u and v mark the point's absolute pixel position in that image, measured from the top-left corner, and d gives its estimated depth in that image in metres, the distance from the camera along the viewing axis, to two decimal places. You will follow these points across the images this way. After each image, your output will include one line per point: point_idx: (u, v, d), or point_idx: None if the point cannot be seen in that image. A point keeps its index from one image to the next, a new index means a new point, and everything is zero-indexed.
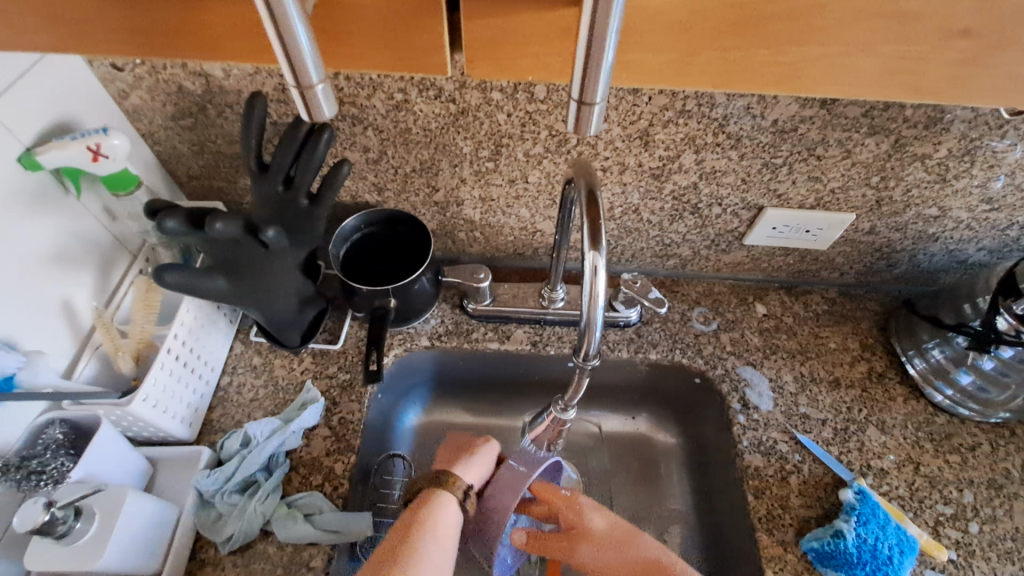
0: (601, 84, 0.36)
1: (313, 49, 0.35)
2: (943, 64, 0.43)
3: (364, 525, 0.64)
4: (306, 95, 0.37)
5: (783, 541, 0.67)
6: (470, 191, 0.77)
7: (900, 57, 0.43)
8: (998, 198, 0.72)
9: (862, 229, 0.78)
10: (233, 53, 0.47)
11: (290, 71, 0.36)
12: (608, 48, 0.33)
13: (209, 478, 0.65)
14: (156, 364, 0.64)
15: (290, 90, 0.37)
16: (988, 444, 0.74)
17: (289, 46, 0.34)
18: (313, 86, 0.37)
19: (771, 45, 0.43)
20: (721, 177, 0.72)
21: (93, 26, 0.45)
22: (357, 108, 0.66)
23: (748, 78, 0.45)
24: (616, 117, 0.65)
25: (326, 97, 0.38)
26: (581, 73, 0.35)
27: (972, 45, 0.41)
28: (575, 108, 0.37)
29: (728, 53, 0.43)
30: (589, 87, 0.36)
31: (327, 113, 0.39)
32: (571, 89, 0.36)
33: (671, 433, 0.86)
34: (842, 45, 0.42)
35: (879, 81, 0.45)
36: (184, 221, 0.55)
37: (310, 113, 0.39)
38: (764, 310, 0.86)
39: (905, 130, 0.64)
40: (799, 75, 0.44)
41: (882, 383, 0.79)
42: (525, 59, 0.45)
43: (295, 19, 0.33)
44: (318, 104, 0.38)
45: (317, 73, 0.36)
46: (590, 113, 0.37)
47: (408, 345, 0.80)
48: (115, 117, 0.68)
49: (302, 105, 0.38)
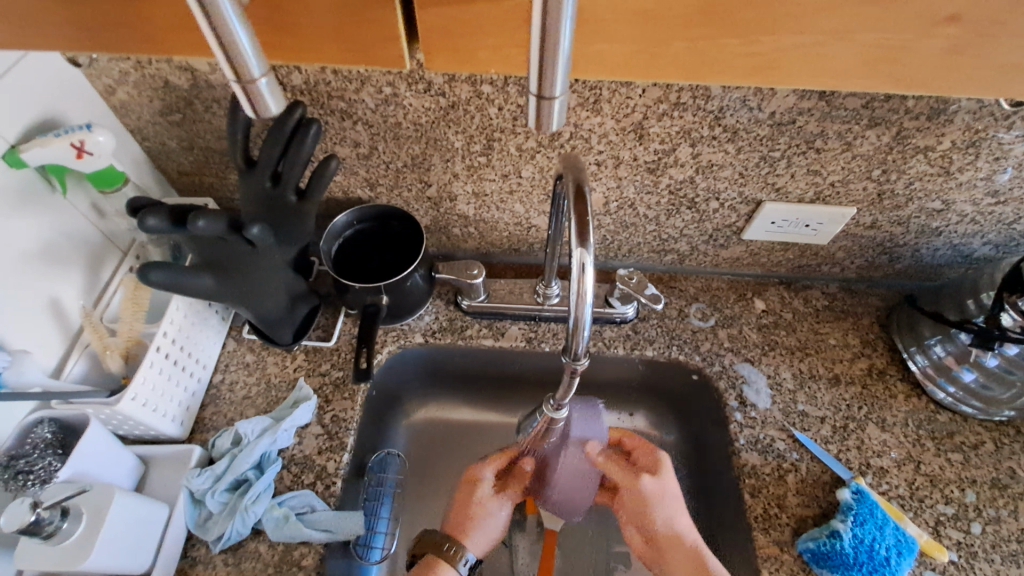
0: (560, 78, 0.34)
1: (251, 41, 0.34)
2: (937, 53, 0.41)
3: (355, 523, 0.64)
4: (248, 90, 0.36)
5: (780, 541, 0.66)
6: (463, 185, 0.76)
7: (891, 44, 0.41)
8: (1003, 191, 0.70)
9: (864, 223, 0.77)
10: (186, 48, 0.46)
11: (229, 66, 0.34)
12: (563, 39, 0.32)
13: (200, 476, 0.64)
14: (145, 363, 0.63)
15: (232, 84, 0.36)
16: (992, 443, 0.73)
17: (228, 43, 0.33)
18: (256, 81, 0.35)
19: (756, 33, 0.41)
20: (718, 171, 0.71)
21: (44, 20, 0.44)
22: (346, 102, 0.65)
23: (726, 68, 0.44)
24: (609, 110, 0.64)
25: (271, 90, 0.37)
26: (538, 66, 0.34)
27: (965, 31, 0.40)
28: (535, 102, 0.36)
29: (695, 43, 0.42)
30: (547, 80, 0.34)
31: (272, 108, 0.38)
32: (531, 84, 0.35)
33: (667, 429, 0.86)
34: (833, 31, 0.40)
35: (866, 70, 0.43)
36: (168, 219, 0.54)
37: (255, 108, 0.38)
38: (763, 306, 0.84)
39: (907, 121, 0.62)
40: (787, 63, 0.43)
41: (883, 380, 0.77)
42: (485, 51, 0.44)
43: (231, 15, 0.32)
44: (262, 98, 0.37)
45: (259, 67, 0.35)
46: (551, 106, 0.36)
47: (402, 342, 0.80)
48: (102, 113, 0.67)
49: (247, 101, 0.37)
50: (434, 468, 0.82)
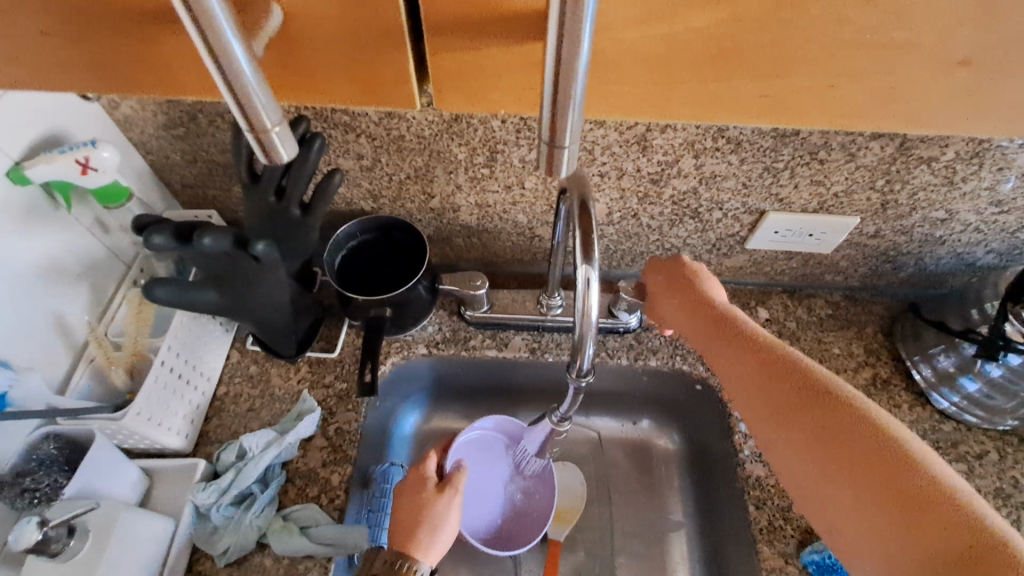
0: (572, 121, 0.35)
1: (261, 88, 0.33)
2: (944, 94, 0.41)
3: (361, 537, 0.64)
4: (261, 139, 0.36)
5: (784, 553, 0.66)
6: (466, 197, 0.76)
7: (895, 89, 0.41)
8: (1008, 201, 0.70)
9: (867, 232, 0.76)
10: (197, 89, 0.46)
11: (241, 115, 0.34)
12: (575, 91, 0.32)
13: (204, 491, 0.64)
14: (149, 377, 0.64)
15: (245, 133, 0.36)
16: (996, 452, 0.73)
17: (241, 93, 0.33)
18: (268, 130, 0.35)
19: (765, 75, 0.41)
20: (722, 181, 0.71)
21: (54, 63, 0.44)
22: (349, 115, 0.65)
23: (737, 108, 0.44)
24: (613, 123, 0.64)
25: (284, 140, 0.36)
26: (550, 111, 0.34)
27: (973, 74, 0.40)
28: (546, 149, 0.37)
29: (709, 84, 0.42)
30: (559, 127, 0.35)
31: (284, 155, 0.37)
32: (542, 132, 0.36)
33: (671, 438, 0.86)
34: (841, 74, 0.40)
35: (870, 108, 0.43)
36: (173, 236, 0.54)
37: (268, 156, 0.37)
38: (766, 315, 0.85)
39: (911, 133, 0.62)
40: (793, 103, 0.43)
41: (887, 389, 0.77)
42: (498, 92, 0.44)
43: (242, 61, 0.32)
44: (274, 146, 0.36)
45: (271, 116, 0.35)
46: (560, 155, 0.37)
47: (406, 353, 0.80)
48: (106, 129, 0.67)
49: (260, 150, 0.37)
50: None
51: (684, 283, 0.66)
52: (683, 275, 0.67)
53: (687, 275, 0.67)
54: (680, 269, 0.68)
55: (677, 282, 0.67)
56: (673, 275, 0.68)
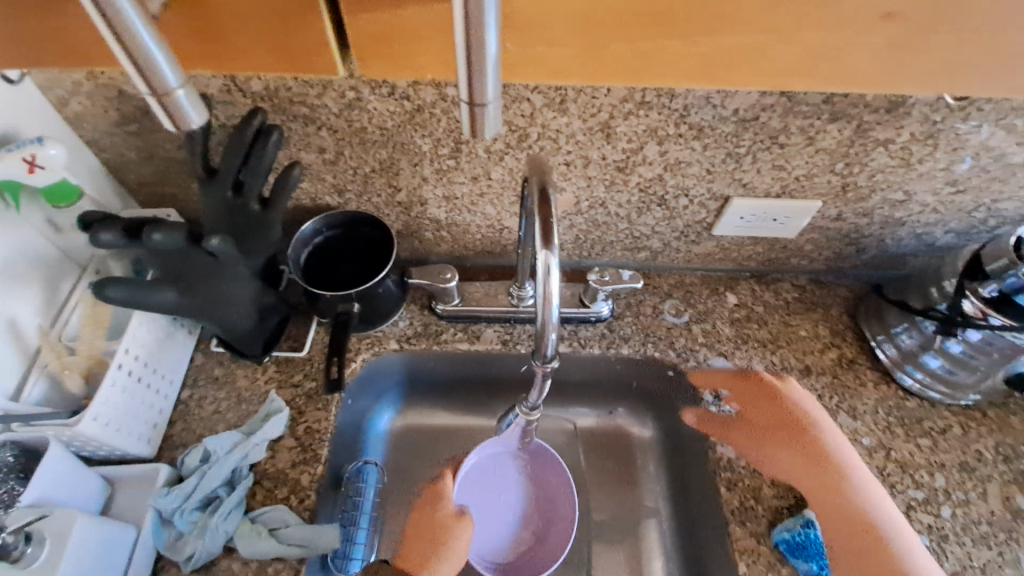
0: (488, 83, 0.36)
1: (164, 54, 0.37)
2: (874, 50, 0.43)
3: (331, 537, 0.63)
4: (164, 102, 0.39)
5: (756, 532, 0.67)
6: (433, 189, 0.75)
7: (826, 46, 0.43)
8: (963, 181, 0.72)
9: (830, 216, 0.78)
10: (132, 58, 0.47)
11: (143, 81, 0.38)
12: (488, 44, 0.34)
13: (167, 496, 0.62)
14: (106, 381, 0.61)
15: (148, 99, 0.39)
16: (959, 427, 0.75)
17: (138, 56, 0.36)
18: (172, 93, 0.39)
19: (690, 34, 0.43)
20: (686, 168, 0.71)
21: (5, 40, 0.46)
22: (308, 107, 0.64)
23: (670, 70, 0.45)
24: (575, 110, 0.64)
25: (190, 102, 0.40)
26: (466, 73, 0.36)
27: (899, 29, 0.42)
28: (467, 110, 0.38)
29: (636, 45, 0.43)
30: (477, 88, 0.37)
31: (192, 119, 0.41)
32: (461, 92, 0.37)
33: (647, 427, 0.86)
34: (769, 31, 0.42)
35: (799, 70, 0.45)
36: (121, 233, 0.52)
37: (176, 123, 0.41)
38: (735, 300, 0.85)
39: (867, 115, 0.64)
40: (721, 67, 0.45)
41: (853, 369, 0.79)
42: (423, 57, 0.46)
43: (136, 25, 0.35)
44: (179, 109, 0.40)
45: (175, 80, 0.39)
46: (483, 113, 0.38)
47: (376, 350, 0.78)
48: (56, 126, 0.65)
49: (165, 116, 0.41)
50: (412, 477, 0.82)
51: (769, 402, 0.77)
52: (770, 400, 0.77)
53: (775, 401, 0.77)
54: (760, 384, 0.78)
55: (756, 405, 0.77)
56: (757, 397, 0.78)
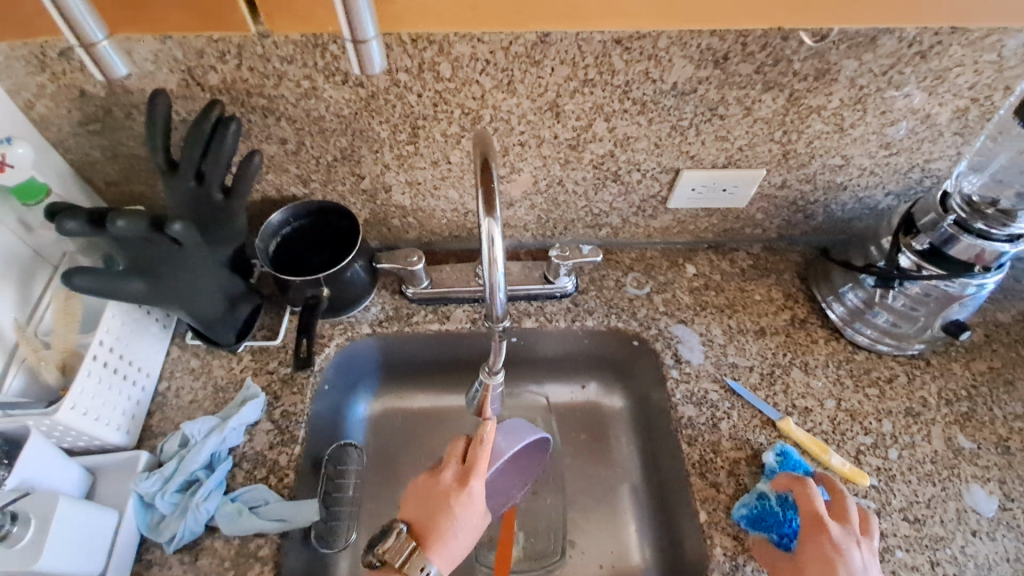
0: (364, 23, 0.48)
1: (84, 11, 0.49)
2: None
3: (310, 511, 0.66)
4: (91, 52, 0.51)
5: (716, 483, 0.70)
6: (396, 175, 0.77)
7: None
8: (895, 143, 0.76)
9: (776, 183, 0.82)
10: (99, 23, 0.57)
11: (72, 34, 0.50)
12: None
13: (147, 480, 0.65)
14: (82, 371, 0.63)
15: (78, 49, 0.51)
16: (905, 375, 0.79)
17: (71, 20, 0.49)
18: (95, 45, 0.51)
19: None
20: (635, 143, 0.74)
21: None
22: (266, 99, 0.66)
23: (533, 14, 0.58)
24: (524, 90, 0.67)
25: (112, 54, 0.52)
26: (345, 14, 0.47)
27: None
28: (353, 47, 0.50)
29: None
30: (357, 27, 0.48)
31: (116, 70, 0.53)
32: (346, 33, 0.49)
33: (617, 397, 0.90)
34: None
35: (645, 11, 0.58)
36: (85, 221, 0.54)
37: (103, 70, 0.53)
38: (694, 271, 0.89)
39: (797, 83, 0.68)
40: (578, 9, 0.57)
41: (805, 328, 0.83)
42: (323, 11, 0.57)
43: (80, 12, 0.49)
44: (105, 60, 0.52)
45: (97, 33, 0.50)
46: (367, 50, 0.50)
47: (349, 334, 0.81)
48: (22, 129, 0.67)
49: (94, 63, 0.53)
50: (394, 458, 0.84)
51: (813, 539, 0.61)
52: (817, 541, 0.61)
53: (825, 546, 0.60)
54: (813, 523, 0.62)
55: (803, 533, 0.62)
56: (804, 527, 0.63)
